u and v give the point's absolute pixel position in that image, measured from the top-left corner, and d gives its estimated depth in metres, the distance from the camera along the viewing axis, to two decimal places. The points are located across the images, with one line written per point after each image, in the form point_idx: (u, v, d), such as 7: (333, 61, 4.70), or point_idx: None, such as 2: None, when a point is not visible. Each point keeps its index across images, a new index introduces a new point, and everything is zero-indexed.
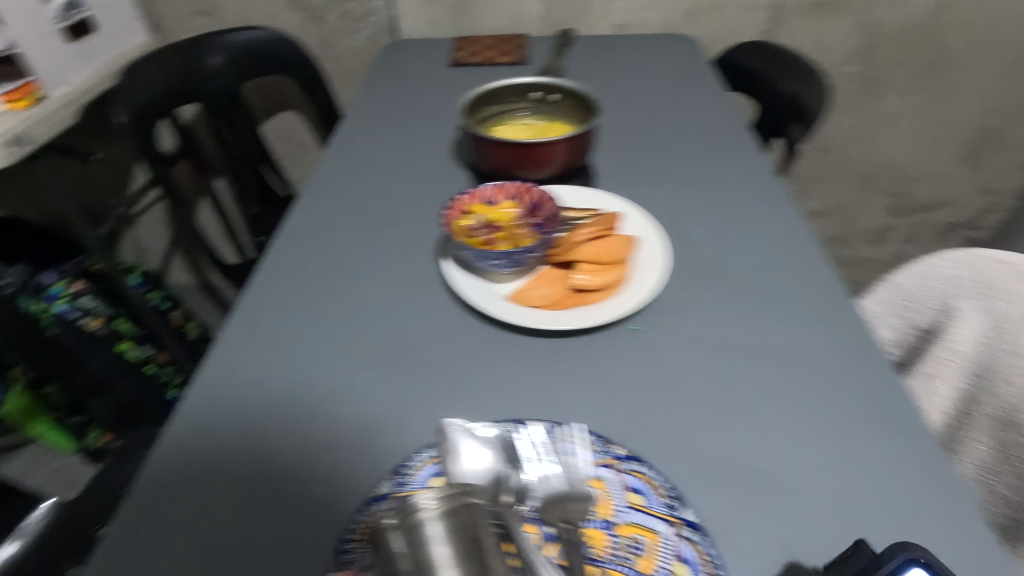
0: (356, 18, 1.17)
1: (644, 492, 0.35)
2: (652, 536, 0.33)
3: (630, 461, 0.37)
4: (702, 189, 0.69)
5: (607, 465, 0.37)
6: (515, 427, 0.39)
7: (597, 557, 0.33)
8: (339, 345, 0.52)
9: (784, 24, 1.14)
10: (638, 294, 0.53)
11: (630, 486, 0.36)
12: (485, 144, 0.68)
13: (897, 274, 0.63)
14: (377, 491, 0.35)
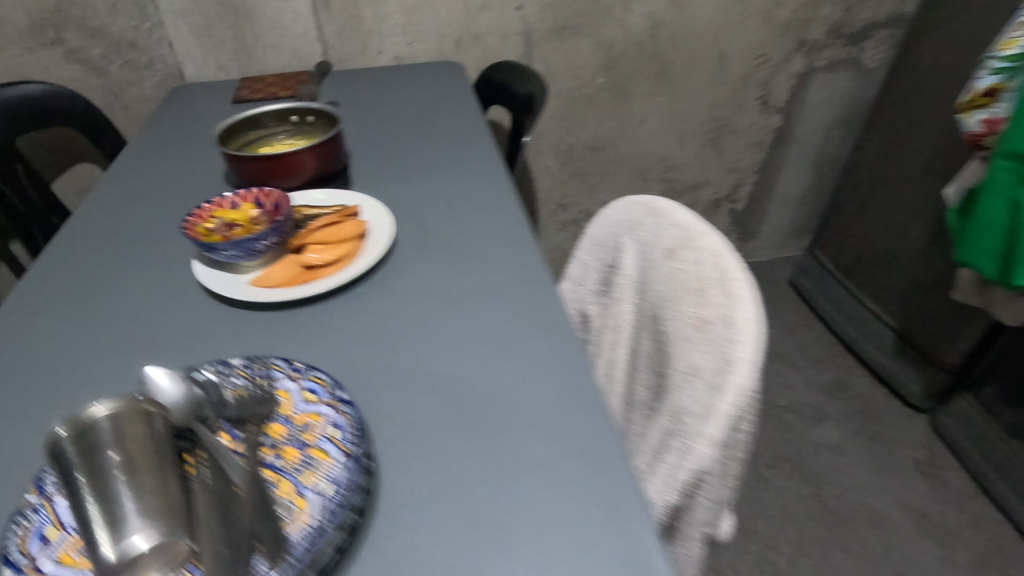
0: (140, 67, 1.21)
1: (316, 389, 0.45)
2: (318, 416, 0.43)
3: (307, 371, 0.47)
4: (439, 181, 0.83)
5: (292, 378, 0.47)
6: (217, 367, 0.47)
7: (274, 443, 0.42)
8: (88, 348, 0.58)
9: (536, 48, 1.35)
10: (360, 264, 0.64)
11: (307, 388, 0.45)
12: (237, 162, 0.77)
13: (579, 247, 0.82)
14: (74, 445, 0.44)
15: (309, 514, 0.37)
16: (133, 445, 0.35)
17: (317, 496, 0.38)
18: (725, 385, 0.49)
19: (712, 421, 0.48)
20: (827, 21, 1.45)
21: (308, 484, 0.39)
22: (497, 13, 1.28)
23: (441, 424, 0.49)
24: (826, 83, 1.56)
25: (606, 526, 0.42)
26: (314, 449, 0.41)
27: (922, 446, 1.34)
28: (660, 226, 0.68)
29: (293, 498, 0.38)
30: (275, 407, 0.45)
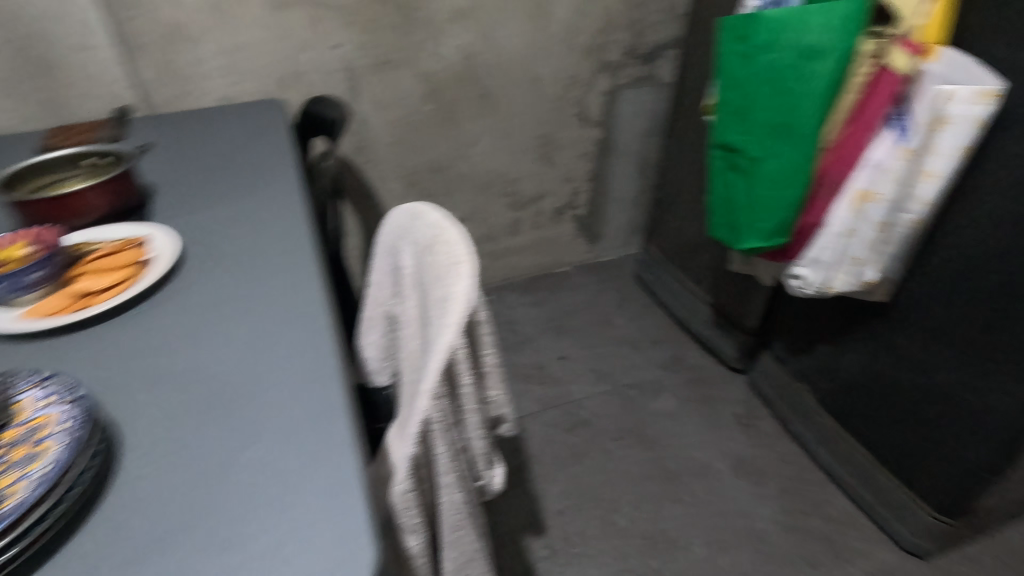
0: None
1: (54, 394, 0.50)
2: (50, 415, 0.49)
3: (48, 380, 0.52)
4: (236, 208, 0.90)
5: (34, 387, 0.52)
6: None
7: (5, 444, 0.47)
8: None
9: (360, 82, 1.45)
10: (137, 285, 0.70)
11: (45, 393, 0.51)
12: (20, 206, 0.80)
13: (372, 262, 0.91)
14: None
15: (23, 495, 0.43)
16: None
17: (32, 481, 0.44)
18: (435, 345, 0.59)
19: (425, 387, 0.58)
20: (621, 45, 1.67)
21: (28, 471, 0.44)
22: (315, 53, 1.38)
23: (187, 412, 0.56)
24: (632, 98, 1.78)
25: (312, 470, 0.49)
26: (41, 444, 0.46)
27: (740, 401, 1.54)
28: (422, 227, 0.78)
29: (10, 486, 0.43)
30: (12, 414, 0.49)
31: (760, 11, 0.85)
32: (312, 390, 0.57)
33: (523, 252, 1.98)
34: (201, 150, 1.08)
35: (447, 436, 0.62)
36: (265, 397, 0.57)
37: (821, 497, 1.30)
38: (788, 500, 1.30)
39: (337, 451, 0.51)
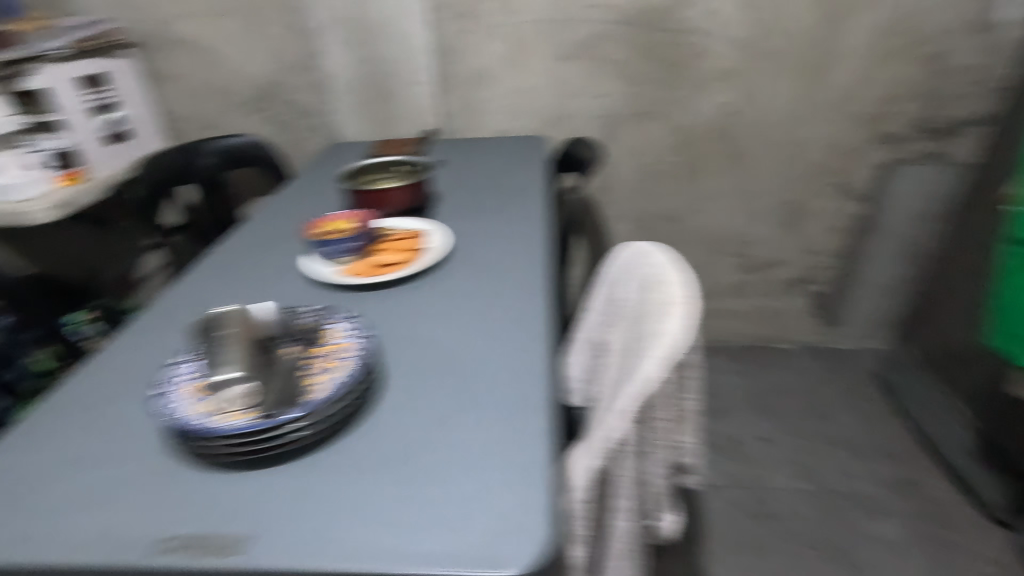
0: (314, 129, 1.62)
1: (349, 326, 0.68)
2: (341, 342, 0.65)
3: (348, 317, 0.71)
4: (493, 219, 1.06)
5: (337, 321, 0.69)
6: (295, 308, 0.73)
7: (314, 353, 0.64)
8: (225, 298, 0.85)
9: (617, 129, 1.57)
10: (413, 270, 0.87)
11: (341, 327, 0.68)
12: (355, 193, 1.08)
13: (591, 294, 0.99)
14: (182, 354, 0.64)
15: (318, 393, 0.58)
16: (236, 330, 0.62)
17: (324, 382, 0.59)
18: (638, 373, 0.62)
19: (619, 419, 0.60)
20: (906, 116, 1.50)
21: (323, 377, 0.60)
22: (583, 100, 1.54)
23: (421, 370, 0.68)
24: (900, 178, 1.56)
25: (504, 451, 0.56)
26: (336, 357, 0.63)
27: (997, 563, 1.21)
28: (645, 264, 0.82)
29: (315, 382, 0.59)
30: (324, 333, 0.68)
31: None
32: (520, 386, 0.63)
33: (744, 319, 1.85)
34: (477, 169, 1.29)
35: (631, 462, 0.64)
36: (483, 380, 0.65)
37: None
38: None
39: (529, 438, 0.57)
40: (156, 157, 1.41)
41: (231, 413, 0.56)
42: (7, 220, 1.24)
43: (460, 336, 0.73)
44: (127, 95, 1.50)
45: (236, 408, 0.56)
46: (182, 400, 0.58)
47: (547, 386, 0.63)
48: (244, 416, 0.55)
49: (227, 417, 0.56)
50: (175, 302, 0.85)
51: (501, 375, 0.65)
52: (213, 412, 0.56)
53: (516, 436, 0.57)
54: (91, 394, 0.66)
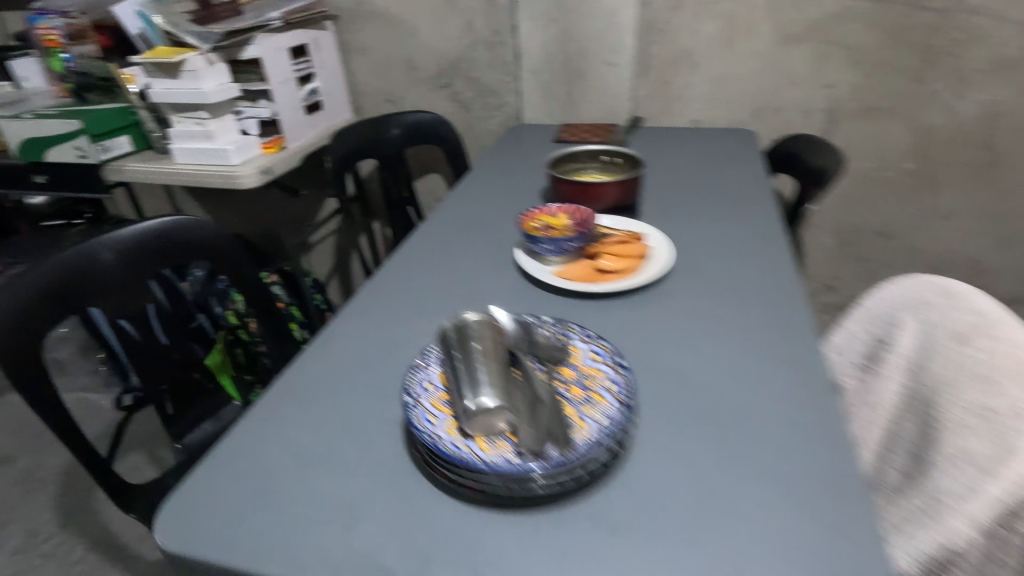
0: (493, 108, 1.56)
1: (600, 350, 0.58)
2: (598, 370, 0.56)
3: (595, 338, 0.61)
4: (715, 228, 0.92)
5: (583, 340, 0.60)
6: (529, 316, 0.64)
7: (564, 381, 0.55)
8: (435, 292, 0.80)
9: (840, 126, 1.34)
10: (641, 279, 0.76)
11: (593, 349, 0.59)
12: (558, 183, 0.97)
13: (847, 325, 0.82)
14: (420, 359, 0.58)
15: (585, 436, 0.49)
16: (488, 342, 0.54)
17: (589, 423, 0.50)
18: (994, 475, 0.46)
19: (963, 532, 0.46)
20: None
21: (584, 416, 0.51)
22: (805, 90, 1.32)
23: (682, 412, 0.57)
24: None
25: (822, 550, 0.44)
26: (594, 390, 0.54)
27: None
28: (952, 308, 0.64)
29: (578, 420, 0.50)
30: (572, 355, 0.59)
31: None
32: (818, 461, 0.51)
33: None
34: (682, 164, 1.15)
35: None
36: (765, 442, 0.53)
37: None
38: None
39: (852, 539, 0.44)
40: (347, 127, 1.44)
41: (489, 447, 0.48)
42: (221, 183, 1.31)
43: (722, 380, 0.61)
44: (324, 65, 1.52)
45: (495, 442, 0.49)
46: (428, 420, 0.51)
47: (857, 466, 0.50)
48: (507, 455, 0.47)
49: (487, 451, 0.48)
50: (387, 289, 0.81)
51: (794, 447, 0.52)
52: (469, 442, 0.49)
53: (831, 544, 0.44)
54: (321, 381, 0.63)
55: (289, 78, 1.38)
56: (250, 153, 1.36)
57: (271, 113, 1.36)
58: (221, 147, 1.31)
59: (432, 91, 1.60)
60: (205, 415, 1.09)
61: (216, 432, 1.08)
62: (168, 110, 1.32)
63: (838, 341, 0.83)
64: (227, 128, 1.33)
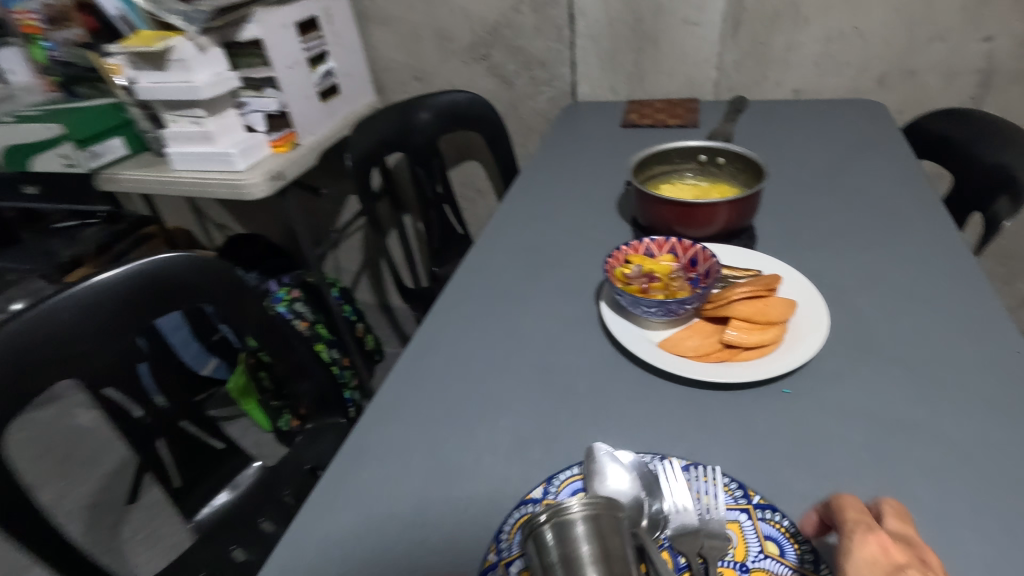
0: (541, 83, 1.30)
1: (778, 541, 0.37)
2: None
3: (767, 509, 0.39)
4: (869, 258, 0.67)
5: (744, 509, 0.39)
6: (654, 460, 0.42)
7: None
8: (495, 376, 0.58)
9: (995, 91, 1.04)
10: (792, 359, 0.53)
11: (766, 534, 0.38)
12: (649, 201, 0.73)
13: None
14: (490, 562, 0.40)
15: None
16: (614, 563, 0.33)
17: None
18: None
19: None
20: None
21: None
22: (953, 45, 1.01)
23: None
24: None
25: None
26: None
27: None
28: None
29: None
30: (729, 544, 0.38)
31: None
32: None
33: None
34: (799, 155, 0.88)
35: None
36: None
37: None
38: None
39: None
40: (371, 117, 1.17)
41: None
42: (227, 195, 1.11)
43: (981, 568, 0.38)
44: (339, 40, 1.28)
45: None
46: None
47: None
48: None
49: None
50: (430, 371, 0.60)
51: None
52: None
53: None
54: (348, 556, 0.44)
55: (298, 59, 1.15)
56: (256, 155, 1.15)
57: (278, 105, 1.14)
58: (223, 151, 1.10)
59: (467, 65, 1.35)
60: (219, 483, 0.91)
61: (234, 499, 0.91)
62: (159, 108, 1.11)
63: None
64: (231, 128, 1.12)
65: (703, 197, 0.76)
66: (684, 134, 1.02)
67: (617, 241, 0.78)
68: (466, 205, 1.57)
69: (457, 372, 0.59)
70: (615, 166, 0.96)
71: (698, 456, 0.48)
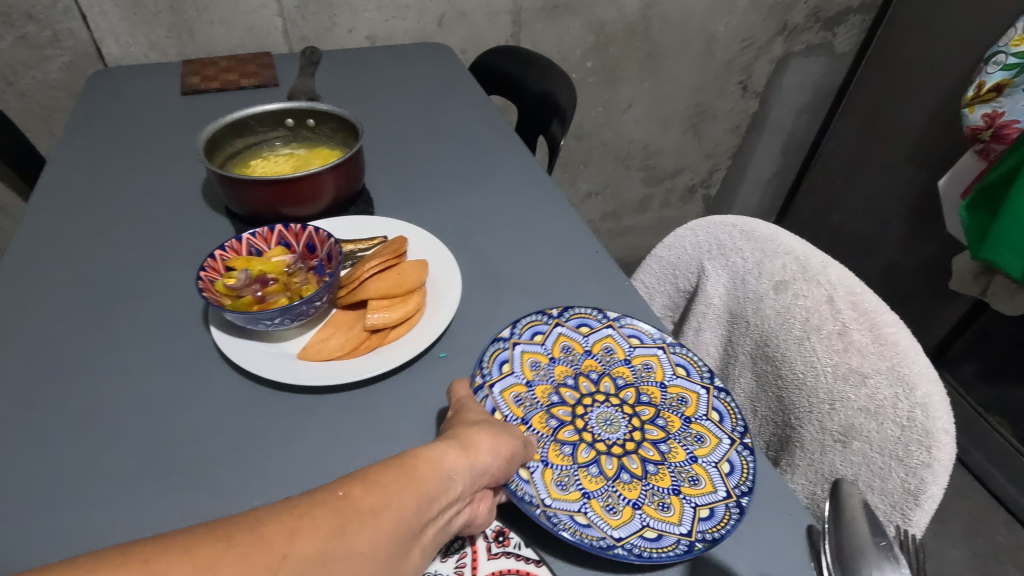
0: (42, 44, 0.94)
1: (655, 526, 0.38)
2: (604, 531, 0.37)
3: (697, 526, 0.38)
4: (476, 196, 0.70)
5: (661, 346, 0.50)
6: (538, 314, 0.51)
7: (620, 351, 0.50)
8: (83, 493, 0.41)
9: (525, 28, 1.22)
10: (436, 324, 0.51)
11: (653, 526, 0.38)
12: (235, 185, 0.59)
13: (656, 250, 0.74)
14: (500, 335, 0.48)
15: (728, 431, 0.44)
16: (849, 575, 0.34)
17: (715, 423, 0.45)
18: (910, 395, 0.45)
19: (859, 411, 0.48)
20: (808, 5, 1.39)
21: (696, 414, 0.46)
22: None
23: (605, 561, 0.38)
24: None
25: None
26: (669, 387, 0.48)
27: None
28: (763, 254, 0.61)
29: (692, 424, 0.45)
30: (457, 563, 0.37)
31: (986, 85, 0.95)
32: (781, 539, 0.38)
33: (644, 234, 1.79)
34: (388, 105, 0.86)
35: (813, 420, 0.52)
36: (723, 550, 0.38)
37: (1013, 543, 1.14)
38: (978, 542, 1.14)
39: None
40: None
41: (617, 493, 0.40)
42: None
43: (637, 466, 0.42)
44: None
45: (618, 512, 0.39)
46: (511, 403, 0.45)
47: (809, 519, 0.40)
48: (642, 533, 0.37)
49: (616, 528, 0.38)
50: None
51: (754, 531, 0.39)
52: (549, 494, 0.39)
53: None
54: None
55: None
56: None
57: None
58: None
59: None
60: None
61: None
62: None
63: (644, 270, 0.74)
64: None
65: (303, 168, 0.66)
66: (262, 95, 0.88)
67: (215, 241, 0.63)
68: None
69: (9, 521, 0.39)
70: (187, 146, 0.77)
71: None
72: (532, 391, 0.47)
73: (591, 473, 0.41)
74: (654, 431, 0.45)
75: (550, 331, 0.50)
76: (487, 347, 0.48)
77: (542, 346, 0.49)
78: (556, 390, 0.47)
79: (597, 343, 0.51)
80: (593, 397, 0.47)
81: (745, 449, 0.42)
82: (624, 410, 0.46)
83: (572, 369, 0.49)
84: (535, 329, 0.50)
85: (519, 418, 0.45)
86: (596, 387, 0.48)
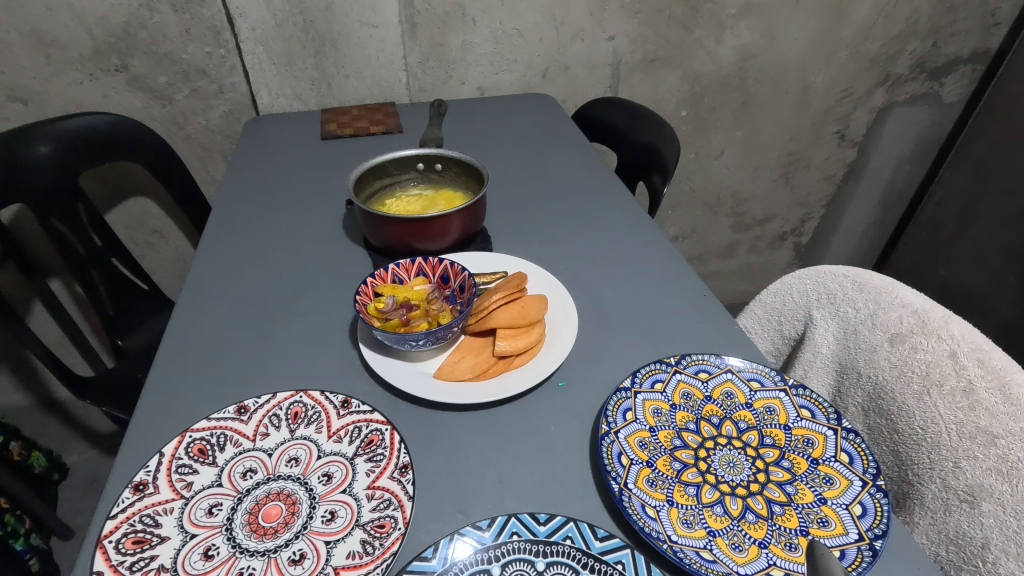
0: (209, 95, 1.10)
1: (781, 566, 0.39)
2: (729, 566, 0.39)
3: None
4: (583, 238, 0.75)
5: (784, 390, 0.52)
6: (655, 363, 0.54)
7: (740, 395, 0.52)
8: None
9: (624, 79, 1.28)
10: (557, 355, 0.55)
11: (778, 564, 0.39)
12: (377, 222, 0.67)
13: (762, 296, 0.75)
14: (622, 385, 0.52)
15: (859, 473, 0.44)
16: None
17: (844, 464, 0.46)
18: None
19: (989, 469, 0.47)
20: (913, 56, 1.38)
21: (823, 455, 0.47)
22: (588, 43, 1.21)
23: None
24: None
25: None
26: (794, 430, 0.49)
27: None
28: (878, 306, 0.62)
29: (819, 466, 0.46)
30: (315, 426, 0.50)
31: None
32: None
33: (729, 279, 1.77)
34: (501, 151, 0.94)
35: (936, 476, 0.51)
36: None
37: None
38: None
39: None
40: None
41: (743, 532, 0.42)
42: None
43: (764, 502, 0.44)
44: None
45: (743, 550, 0.41)
46: (637, 445, 0.48)
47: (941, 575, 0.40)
48: (769, 570, 0.39)
49: (741, 564, 0.39)
50: None
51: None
52: (676, 531, 0.42)
53: None
54: None
55: None
56: None
57: None
58: None
59: (96, 78, 1.05)
60: None
61: None
62: None
63: (749, 315, 0.76)
64: None
65: (431, 207, 0.74)
66: (388, 141, 0.98)
67: (354, 271, 0.71)
68: (142, 252, 1.25)
69: None
70: (326, 185, 0.87)
71: (510, 483, 0.47)
72: (655, 435, 0.49)
73: (715, 512, 0.43)
74: (779, 473, 0.46)
75: (669, 376, 0.53)
76: (610, 396, 0.51)
77: (662, 391, 0.52)
78: (678, 433, 0.50)
79: (716, 388, 0.53)
80: (714, 440, 0.49)
81: (877, 491, 0.43)
82: (748, 452, 0.48)
83: (693, 414, 0.51)
84: (655, 377, 0.53)
85: (644, 460, 0.47)
86: (717, 431, 0.50)
